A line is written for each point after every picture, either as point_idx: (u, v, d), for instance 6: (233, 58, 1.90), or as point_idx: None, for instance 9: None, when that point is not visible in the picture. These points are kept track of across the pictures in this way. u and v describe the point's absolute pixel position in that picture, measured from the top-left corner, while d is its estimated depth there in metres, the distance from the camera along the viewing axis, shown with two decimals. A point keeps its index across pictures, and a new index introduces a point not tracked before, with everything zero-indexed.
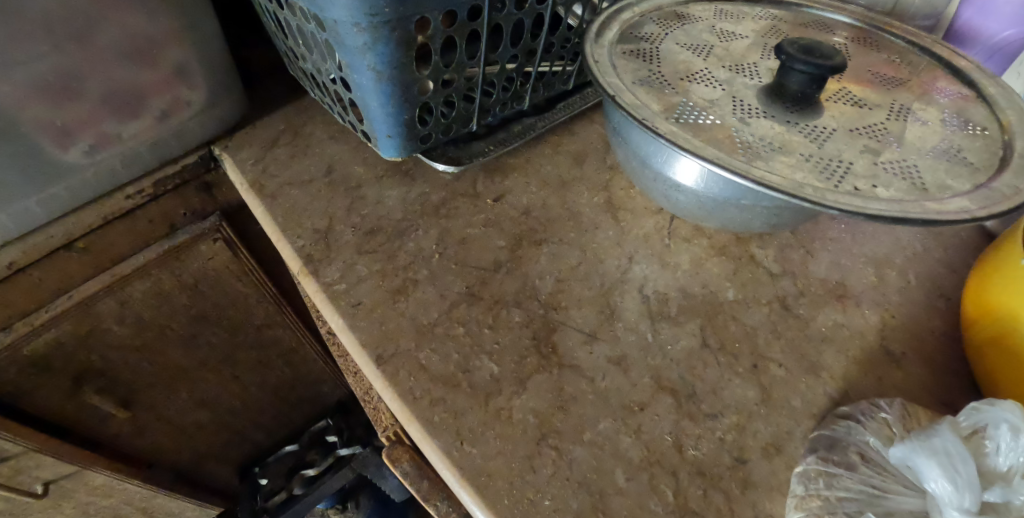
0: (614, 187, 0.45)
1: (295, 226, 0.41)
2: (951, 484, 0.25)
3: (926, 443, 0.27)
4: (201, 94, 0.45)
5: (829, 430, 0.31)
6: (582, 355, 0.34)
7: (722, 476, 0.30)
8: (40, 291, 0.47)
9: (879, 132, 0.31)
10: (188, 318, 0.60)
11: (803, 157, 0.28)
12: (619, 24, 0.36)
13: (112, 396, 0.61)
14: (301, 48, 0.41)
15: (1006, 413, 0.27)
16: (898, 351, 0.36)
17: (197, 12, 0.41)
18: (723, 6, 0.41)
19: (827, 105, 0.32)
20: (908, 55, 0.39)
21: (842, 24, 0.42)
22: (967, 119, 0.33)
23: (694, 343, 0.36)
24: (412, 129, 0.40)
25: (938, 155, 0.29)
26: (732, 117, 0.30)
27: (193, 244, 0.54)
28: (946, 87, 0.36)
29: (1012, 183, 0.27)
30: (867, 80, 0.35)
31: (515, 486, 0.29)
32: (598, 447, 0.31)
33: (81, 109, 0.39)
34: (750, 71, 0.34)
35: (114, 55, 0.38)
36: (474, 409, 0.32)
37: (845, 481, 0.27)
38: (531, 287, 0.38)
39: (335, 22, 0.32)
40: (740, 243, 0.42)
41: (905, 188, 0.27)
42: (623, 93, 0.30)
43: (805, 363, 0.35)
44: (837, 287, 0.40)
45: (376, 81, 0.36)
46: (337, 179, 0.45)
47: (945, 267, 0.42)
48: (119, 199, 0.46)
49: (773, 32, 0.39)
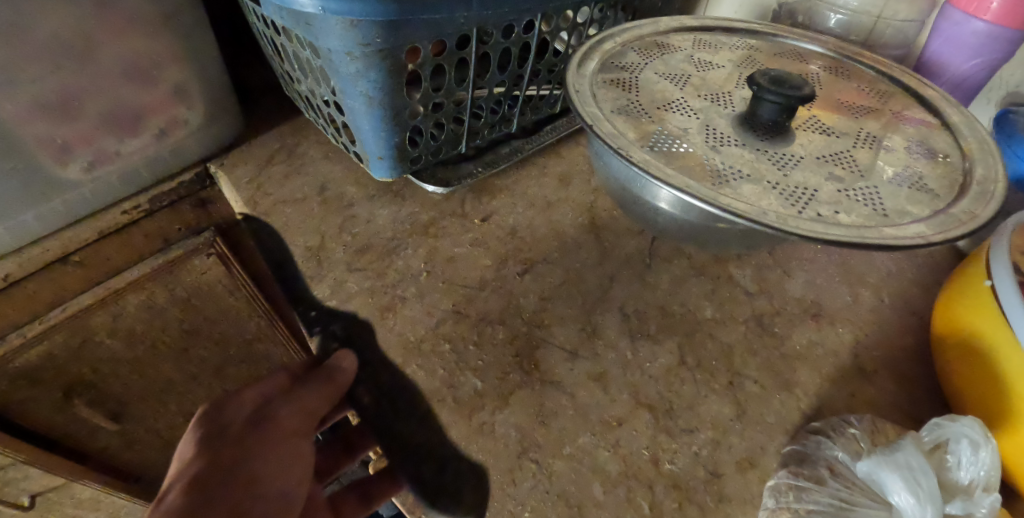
0: (598, 208, 0.47)
1: (287, 244, 0.42)
2: (913, 497, 0.27)
3: (891, 457, 0.28)
4: (198, 113, 0.47)
5: (800, 445, 0.32)
6: (563, 372, 0.35)
7: (696, 489, 0.31)
8: (34, 304, 0.48)
9: (846, 160, 0.32)
10: (180, 331, 0.61)
11: (770, 184, 0.29)
12: (600, 54, 0.38)
13: (101, 407, 0.62)
14: (297, 72, 0.43)
15: (965, 428, 0.28)
16: (871, 368, 0.37)
17: (197, 36, 0.43)
18: (701, 36, 0.43)
19: (797, 133, 0.34)
20: (878, 84, 0.41)
21: (816, 53, 0.44)
22: (932, 146, 0.34)
23: (672, 361, 0.37)
24: (402, 151, 0.42)
25: (901, 182, 0.31)
26: (704, 145, 0.32)
27: (186, 259, 0.53)
28: (912, 115, 0.37)
29: (968, 209, 0.28)
30: (837, 109, 0.37)
31: (497, 499, 0.30)
32: (577, 460, 0.32)
33: (81, 127, 0.40)
34: (725, 100, 0.36)
35: (116, 76, 0.39)
36: (459, 422, 0.33)
37: (814, 494, 0.28)
38: (515, 305, 0.39)
39: (328, 51, 0.34)
40: (718, 264, 0.44)
41: (866, 214, 0.28)
42: (600, 122, 0.31)
43: (780, 379, 0.36)
44: (812, 306, 0.41)
45: (368, 105, 0.37)
46: (330, 198, 0.46)
47: (918, 287, 0.43)
48: (115, 214, 0.47)
49: (749, 62, 0.41)
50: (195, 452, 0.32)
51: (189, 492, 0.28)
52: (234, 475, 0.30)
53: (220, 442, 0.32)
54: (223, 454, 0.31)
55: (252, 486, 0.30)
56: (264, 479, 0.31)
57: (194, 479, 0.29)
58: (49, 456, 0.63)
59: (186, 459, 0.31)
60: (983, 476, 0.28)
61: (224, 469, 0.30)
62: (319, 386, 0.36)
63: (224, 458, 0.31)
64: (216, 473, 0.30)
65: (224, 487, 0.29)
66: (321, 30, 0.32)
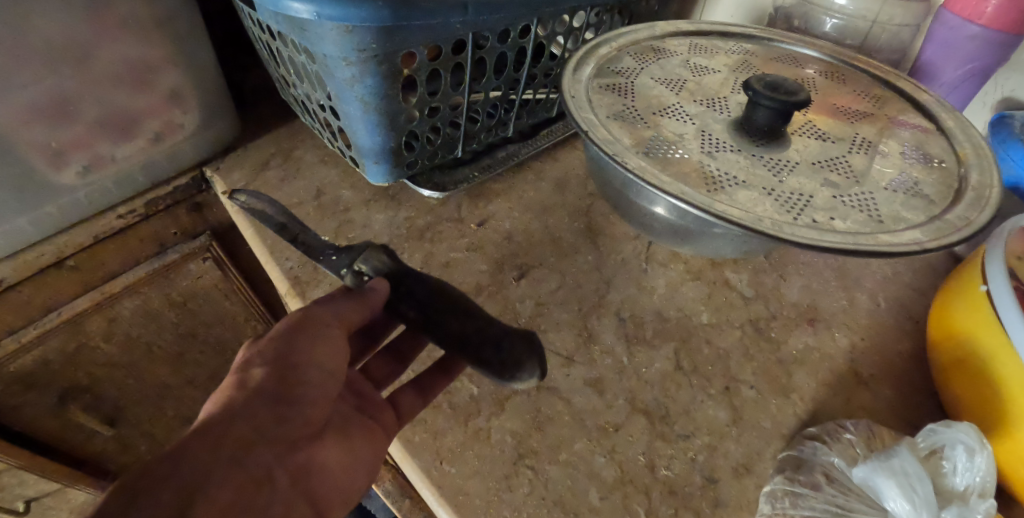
0: (594, 213, 0.47)
1: (283, 249, 0.43)
2: (908, 503, 0.27)
3: (887, 463, 0.28)
4: (194, 117, 0.47)
5: (796, 451, 0.32)
6: (559, 377, 0.35)
7: (693, 495, 0.31)
8: (29, 309, 0.47)
9: (841, 165, 0.32)
10: (176, 335, 0.61)
11: (765, 191, 0.29)
12: (596, 59, 0.38)
13: (96, 411, 0.61)
14: (292, 76, 0.43)
15: (961, 434, 0.29)
16: (866, 372, 0.37)
17: (193, 40, 0.42)
18: (698, 40, 0.43)
19: (792, 139, 0.34)
20: (873, 89, 0.41)
21: (812, 58, 0.44)
22: (927, 152, 0.34)
23: (669, 366, 0.37)
24: (398, 156, 0.42)
25: (897, 187, 0.31)
26: (699, 151, 0.32)
27: (183, 263, 0.54)
28: (907, 120, 0.37)
29: (963, 215, 0.28)
30: (832, 113, 0.37)
31: (493, 505, 0.30)
32: (573, 466, 0.32)
33: (76, 132, 0.40)
34: (721, 105, 0.36)
35: (111, 80, 0.39)
36: (455, 429, 0.33)
37: (810, 500, 0.28)
38: (512, 310, 0.39)
39: (323, 56, 0.33)
40: (715, 268, 0.44)
41: (861, 220, 0.28)
42: (595, 128, 0.31)
43: (776, 384, 0.36)
44: (808, 310, 0.41)
45: (364, 110, 0.37)
46: (326, 202, 0.46)
47: (914, 291, 0.43)
48: (111, 219, 0.47)
49: (744, 67, 0.41)
50: (248, 352, 0.27)
51: (221, 413, 0.23)
52: (276, 389, 0.25)
53: (265, 343, 0.27)
54: (266, 359, 0.26)
55: (294, 397, 0.25)
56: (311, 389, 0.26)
57: (236, 393, 0.24)
58: (45, 462, 0.63)
59: (237, 365, 0.26)
60: (978, 481, 0.28)
61: (273, 382, 0.25)
62: (358, 300, 0.29)
63: (269, 363, 0.25)
64: (256, 386, 0.25)
65: (262, 401, 0.24)
66: (316, 35, 0.32)
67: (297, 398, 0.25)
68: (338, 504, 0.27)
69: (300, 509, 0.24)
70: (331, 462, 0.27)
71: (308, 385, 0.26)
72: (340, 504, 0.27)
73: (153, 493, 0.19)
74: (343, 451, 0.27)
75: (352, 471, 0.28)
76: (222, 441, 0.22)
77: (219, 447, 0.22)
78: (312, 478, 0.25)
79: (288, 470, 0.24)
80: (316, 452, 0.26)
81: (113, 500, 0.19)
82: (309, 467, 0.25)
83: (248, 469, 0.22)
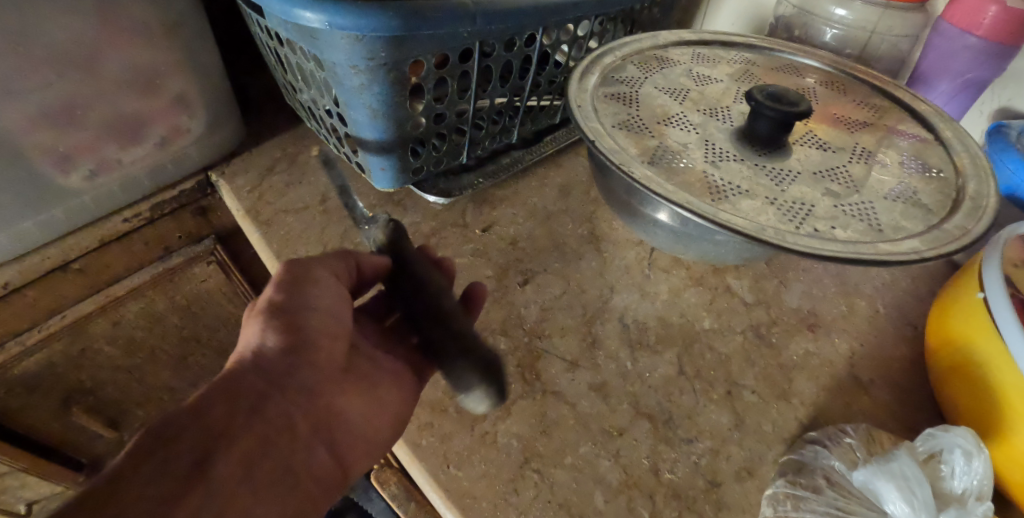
0: (598, 219, 0.48)
1: (290, 253, 0.43)
2: (908, 505, 0.27)
3: (886, 466, 0.29)
4: (200, 122, 0.47)
5: (797, 454, 0.32)
6: (564, 382, 0.36)
7: (696, 498, 0.31)
8: (33, 311, 0.47)
9: (841, 175, 0.33)
10: (179, 337, 0.61)
11: (768, 200, 0.30)
12: (601, 68, 0.39)
13: (98, 413, 0.62)
14: (300, 83, 0.43)
15: (959, 438, 0.29)
16: (866, 377, 0.38)
17: (200, 46, 0.43)
18: (700, 50, 0.43)
19: (794, 149, 0.34)
20: (872, 99, 0.41)
21: (813, 67, 0.44)
22: (925, 162, 0.35)
23: (672, 371, 0.37)
24: (404, 162, 0.42)
25: (895, 197, 0.31)
26: (703, 160, 0.32)
27: (188, 266, 0.54)
28: (906, 130, 0.38)
29: (961, 225, 0.29)
30: (833, 123, 0.38)
31: (499, 508, 0.30)
32: (578, 470, 0.32)
33: (83, 135, 0.40)
34: (723, 115, 0.37)
35: (119, 86, 0.40)
36: (461, 433, 0.33)
37: (811, 503, 0.29)
38: (517, 315, 0.39)
39: (333, 64, 0.34)
40: (716, 275, 0.44)
41: (862, 230, 0.29)
42: (602, 138, 0.32)
43: (777, 389, 0.37)
44: (808, 316, 0.42)
45: (372, 118, 0.37)
46: (332, 207, 0.47)
47: (912, 297, 0.44)
48: (117, 222, 0.47)
49: (746, 76, 0.41)
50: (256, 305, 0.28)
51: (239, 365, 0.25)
52: (281, 342, 0.26)
53: (268, 294, 0.28)
54: (271, 311, 0.27)
55: (303, 347, 0.26)
56: (318, 337, 0.27)
57: (246, 347, 0.26)
58: (47, 465, 0.63)
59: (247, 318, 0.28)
60: (975, 484, 0.28)
61: (277, 335, 0.26)
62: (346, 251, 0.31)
63: (273, 316, 0.27)
64: (263, 338, 0.26)
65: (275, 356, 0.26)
66: (326, 44, 0.33)
67: (306, 348, 0.26)
68: (362, 444, 0.29)
69: (319, 449, 0.27)
70: (352, 408, 0.29)
71: (315, 333, 0.27)
72: (363, 444, 0.29)
73: (176, 441, 0.22)
74: (363, 396, 0.30)
75: (373, 416, 0.30)
76: (238, 391, 0.25)
77: (235, 398, 0.25)
78: (331, 422, 0.28)
79: (305, 416, 0.27)
80: (334, 398, 0.28)
81: (144, 442, 0.22)
82: (327, 412, 0.28)
83: (266, 418, 0.25)
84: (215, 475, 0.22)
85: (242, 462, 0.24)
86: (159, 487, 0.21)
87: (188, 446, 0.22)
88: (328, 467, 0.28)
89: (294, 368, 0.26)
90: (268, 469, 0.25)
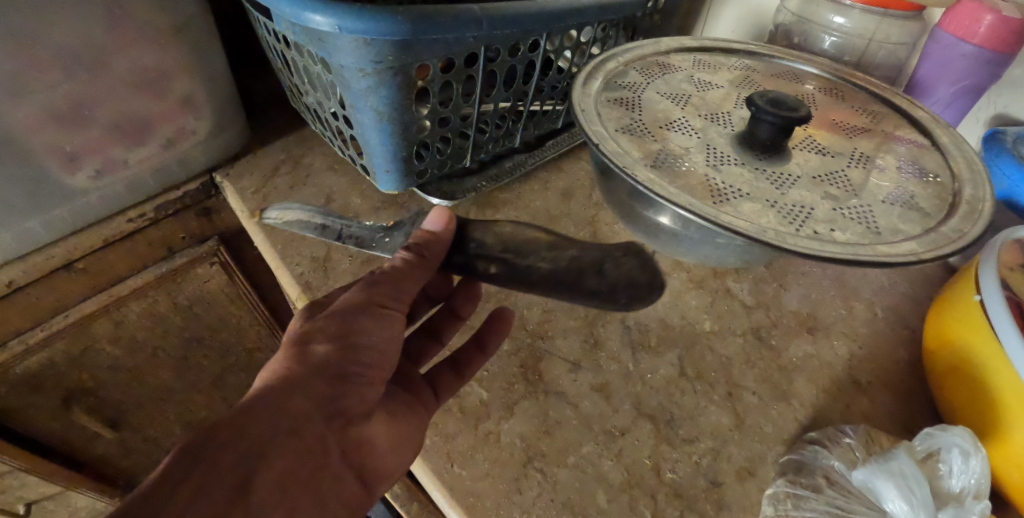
0: (599, 222, 0.48)
1: (294, 254, 0.44)
2: (907, 504, 0.28)
3: (886, 465, 0.29)
4: (205, 124, 0.47)
5: (798, 454, 0.32)
6: (566, 383, 0.36)
7: (697, 498, 0.32)
8: (38, 311, 0.48)
9: (839, 179, 0.33)
10: (181, 337, 0.61)
11: (768, 203, 0.31)
12: (604, 73, 0.39)
13: (98, 413, 0.62)
14: (305, 85, 0.44)
15: (956, 438, 0.30)
16: (865, 380, 0.39)
17: (207, 49, 0.44)
18: (701, 56, 0.44)
19: (793, 153, 0.35)
20: (870, 106, 0.42)
21: (811, 74, 0.45)
22: (922, 166, 0.35)
23: (673, 372, 0.38)
24: (409, 164, 0.43)
25: (894, 201, 0.32)
26: (705, 164, 0.33)
27: (190, 266, 0.55)
28: (903, 136, 0.38)
29: (958, 227, 0.30)
30: (833, 129, 0.38)
31: (502, 506, 0.31)
32: (581, 469, 0.32)
33: (91, 136, 0.40)
34: (724, 120, 0.37)
35: (126, 87, 0.40)
36: (464, 432, 0.34)
37: (812, 502, 0.29)
38: (520, 317, 0.40)
39: (341, 67, 0.34)
40: (717, 277, 0.45)
41: (860, 232, 0.29)
42: (606, 141, 0.33)
43: (777, 390, 0.37)
44: (807, 319, 0.42)
45: (377, 120, 0.38)
46: (336, 209, 0.48)
47: (910, 301, 0.45)
48: (121, 222, 0.47)
49: (746, 83, 0.42)
50: (303, 327, 0.28)
51: (282, 383, 0.26)
52: (330, 365, 0.27)
53: (324, 320, 0.28)
54: (329, 336, 0.27)
55: (349, 374, 0.27)
56: (361, 365, 0.28)
57: (296, 367, 0.26)
58: (47, 465, 0.64)
59: (297, 337, 0.28)
60: (972, 483, 0.29)
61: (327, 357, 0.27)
62: (418, 264, 0.31)
63: (324, 339, 0.27)
64: (316, 363, 0.26)
65: (321, 374, 0.26)
66: (333, 47, 0.33)
67: (351, 376, 0.27)
68: (385, 475, 0.29)
69: (346, 476, 0.27)
70: (381, 439, 0.29)
71: (365, 359, 0.28)
72: (389, 476, 0.29)
73: (218, 451, 0.23)
74: (391, 427, 0.30)
75: (399, 447, 0.30)
76: (285, 409, 0.25)
77: (281, 414, 0.25)
78: (361, 452, 0.28)
79: (340, 442, 0.27)
80: (367, 427, 0.29)
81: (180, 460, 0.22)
82: (360, 442, 0.28)
83: (305, 437, 0.25)
84: (255, 494, 0.23)
85: (281, 479, 0.24)
86: (206, 503, 0.21)
87: (230, 457, 0.23)
88: (353, 497, 0.28)
89: (339, 394, 0.27)
90: (302, 489, 0.25)
